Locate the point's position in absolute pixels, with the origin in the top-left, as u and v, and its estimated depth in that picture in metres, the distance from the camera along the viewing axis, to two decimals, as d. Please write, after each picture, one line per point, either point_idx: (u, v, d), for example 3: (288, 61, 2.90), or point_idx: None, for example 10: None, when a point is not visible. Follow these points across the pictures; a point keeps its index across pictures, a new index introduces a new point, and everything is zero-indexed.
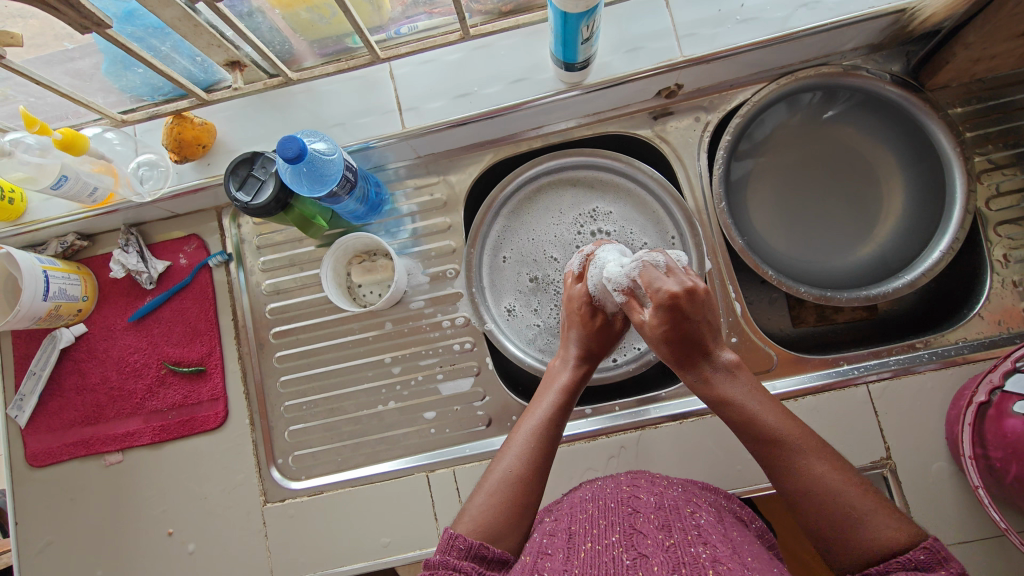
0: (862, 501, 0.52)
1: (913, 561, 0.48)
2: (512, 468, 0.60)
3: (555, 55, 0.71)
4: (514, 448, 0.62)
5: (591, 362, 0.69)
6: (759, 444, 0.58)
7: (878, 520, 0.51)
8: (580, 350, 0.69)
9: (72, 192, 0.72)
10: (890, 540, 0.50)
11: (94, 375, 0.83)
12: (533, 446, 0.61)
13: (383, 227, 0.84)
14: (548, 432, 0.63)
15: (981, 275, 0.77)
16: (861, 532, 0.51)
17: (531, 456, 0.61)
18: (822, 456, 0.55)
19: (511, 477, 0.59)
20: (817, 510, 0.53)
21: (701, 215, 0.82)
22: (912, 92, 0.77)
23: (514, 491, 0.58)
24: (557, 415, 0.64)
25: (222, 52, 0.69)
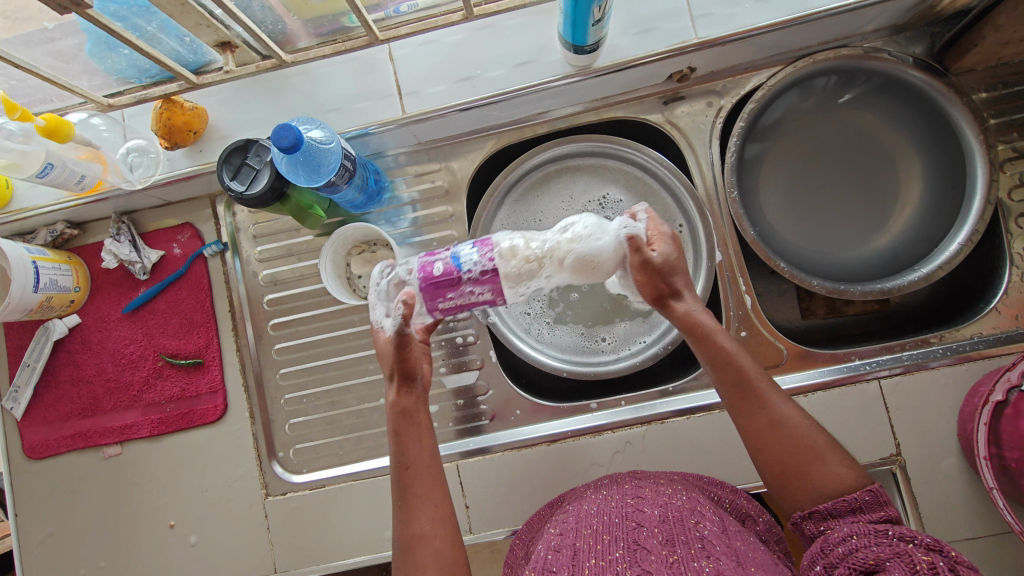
0: (820, 440, 0.55)
1: (857, 502, 0.50)
2: (407, 529, 0.56)
3: (564, 37, 0.67)
4: (415, 509, 0.57)
5: (404, 382, 0.60)
6: (729, 382, 0.59)
7: (833, 459, 0.54)
8: (391, 373, 0.61)
9: (59, 180, 0.69)
10: (842, 478, 0.53)
11: (89, 367, 0.82)
12: (408, 503, 0.57)
13: (383, 216, 0.81)
14: (411, 478, 0.58)
15: (1000, 268, 0.75)
16: (819, 471, 0.54)
17: (418, 511, 0.57)
18: (780, 397, 0.58)
19: (410, 538, 0.56)
20: (774, 448, 0.56)
21: (712, 204, 0.79)
22: (935, 77, 0.73)
23: (423, 557, 0.54)
24: (407, 455, 0.59)
25: (211, 32, 0.65)
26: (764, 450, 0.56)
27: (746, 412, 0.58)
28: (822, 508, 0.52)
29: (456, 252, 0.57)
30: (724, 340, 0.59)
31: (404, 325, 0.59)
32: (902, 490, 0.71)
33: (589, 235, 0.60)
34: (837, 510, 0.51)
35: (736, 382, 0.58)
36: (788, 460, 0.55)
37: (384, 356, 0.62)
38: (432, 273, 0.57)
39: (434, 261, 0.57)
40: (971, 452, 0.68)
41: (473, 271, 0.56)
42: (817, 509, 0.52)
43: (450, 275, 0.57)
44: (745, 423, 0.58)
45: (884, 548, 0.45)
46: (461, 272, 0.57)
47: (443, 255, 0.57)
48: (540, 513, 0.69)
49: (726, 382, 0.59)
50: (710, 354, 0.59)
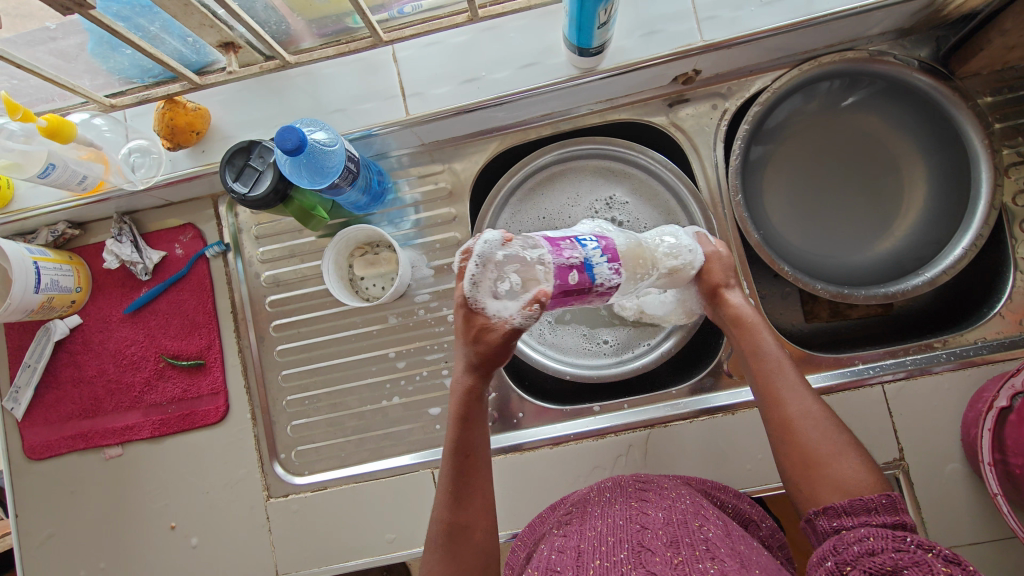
0: (839, 438, 0.56)
1: (873, 503, 0.51)
2: (456, 518, 0.57)
3: (569, 39, 0.67)
4: (466, 498, 0.58)
5: (486, 369, 0.57)
6: (761, 374, 0.62)
7: (847, 459, 0.54)
8: (468, 359, 0.57)
9: (61, 181, 0.69)
10: (856, 476, 0.53)
11: (90, 368, 0.81)
12: (460, 491, 0.58)
13: (386, 217, 0.81)
14: (472, 465, 0.59)
15: (1004, 272, 0.74)
16: (834, 468, 0.54)
17: (466, 503, 0.58)
18: (805, 394, 0.59)
19: (450, 527, 0.57)
20: (795, 443, 0.57)
21: (716, 206, 0.79)
22: (941, 81, 0.73)
23: (466, 546, 0.56)
24: (470, 442, 0.59)
25: (214, 33, 0.65)
26: (787, 443, 0.58)
27: (774, 403, 0.60)
28: (838, 505, 0.52)
29: (591, 259, 0.55)
30: (766, 337, 0.63)
31: (526, 327, 0.52)
32: (905, 495, 0.71)
33: (679, 238, 0.66)
34: (852, 509, 0.51)
35: (769, 372, 0.61)
36: (808, 455, 0.56)
37: (476, 343, 0.55)
38: (568, 282, 0.53)
39: (571, 262, 0.53)
40: (975, 458, 0.68)
41: (606, 282, 0.56)
42: (832, 506, 0.52)
43: (584, 285, 0.54)
44: (770, 415, 0.60)
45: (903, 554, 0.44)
46: (593, 284, 0.55)
47: (578, 261, 0.54)
48: (541, 515, 0.69)
49: (760, 372, 0.62)
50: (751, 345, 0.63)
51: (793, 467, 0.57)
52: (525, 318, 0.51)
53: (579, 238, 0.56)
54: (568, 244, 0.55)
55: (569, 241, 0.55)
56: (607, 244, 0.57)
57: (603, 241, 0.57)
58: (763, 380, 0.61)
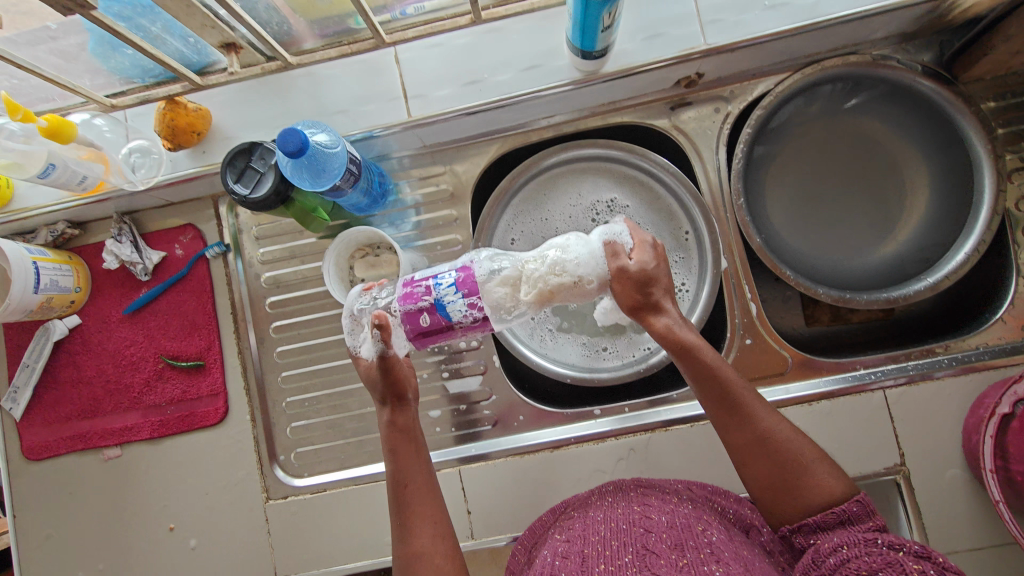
0: (809, 451, 0.55)
1: (845, 513, 0.51)
2: (406, 548, 0.57)
3: (572, 42, 0.67)
4: (409, 527, 0.58)
5: (396, 402, 0.62)
6: (715, 399, 0.58)
7: (821, 469, 0.54)
8: (378, 396, 0.62)
9: (61, 181, 0.68)
10: (832, 487, 0.53)
11: (89, 368, 0.81)
12: (407, 521, 0.58)
13: (387, 219, 0.81)
14: (413, 493, 0.59)
15: (1006, 278, 0.74)
16: (807, 481, 0.54)
17: (416, 529, 0.58)
18: (765, 410, 0.57)
19: (410, 555, 0.56)
20: (762, 460, 0.55)
21: (718, 210, 0.79)
22: (944, 85, 0.73)
23: (423, 571, 0.55)
24: (404, 474, 0.60)
25: (216, 33, 0.65)
26: (749, 462, 0.56)
27: (730, 425, 0.58)
28: (811, 522, 0.52)
29: (442, 299, 0.55)
30: (710, 356, 0.58)
31: (386, 349, 0.58)
32: (906, 501, 0.71)
33: (569, 252, 0.57)
34: (825, 521, 0.51)
35: (721, 398, 0.58)
36: (777, 472, 0.55)
37: (373, 383, 0.62)
38: (420, 325, 0.56)
39: (416, 307, 0.56)
40: (976, 465, 0.67)
41: (463, 319, 0.56)
42: (806, 522, 0.52)
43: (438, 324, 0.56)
44: (730, 438, 0.58)
45: (877, 558, 0.45)
46: (450, 321, 0.56)
47: (428, 304, 0.55)
48: (542, 517, 0.69)
49: (710, 397, 0.58)
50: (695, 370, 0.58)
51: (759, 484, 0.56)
52: (379, 346, 0.58)
53: (433, 278, 0.56)
54: (420, 288, 0.56)
55: (421, 284, 0.56)
56: (462, 277, 0.55)
57: (460, 274, 0.55)
58: (710, 404, 0.58)
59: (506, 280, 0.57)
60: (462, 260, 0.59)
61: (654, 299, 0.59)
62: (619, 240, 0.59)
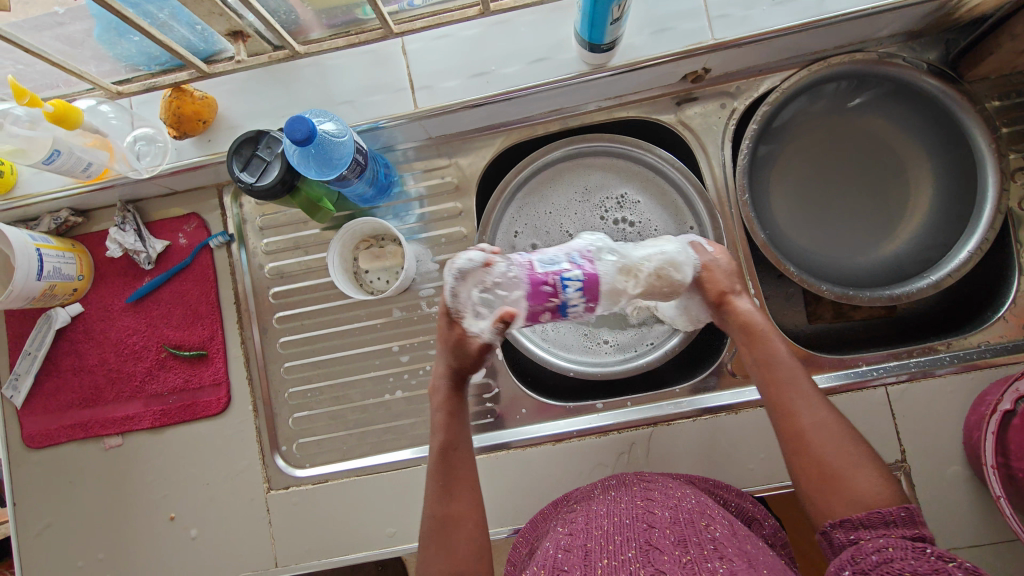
0: (857, 449, 0.55)
1: (891, 515, 0.50)
2: (444, 509, 0.58)
3: (580, 35, 0.67)
4: (455, 488, 0.60)
5: (463, 373, 0.64)
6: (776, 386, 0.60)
7: (867, 470, 0.54)
8: (449, 362, 0.64)
9: (65, 167, 0.68)
10: (874, 488, 0.53)
11: (91, 357, 0.81)
12: (448, 485, 0.60)
13: (391, 210, 0.81)
14: (457, 460, 0.61)
15: (1008, 277, 0.75)
16: (853, 478, 0.53)
17: (455, 496, 0.59)
18: (822, 406, 0.58)
19: (439, 520, 0.58)
20: (811, 451, 0.56)
21: (723, 206, 0.79)
22: (949, 84, 0.73)
23: (461, 535, 0.57)
24: (455, 439, 0.62)
25: (223, 21, 0.64)
26: (799, 452, 0.57)
27: (788, 410, 0.58)
28: (856, 517, 0.51)
29: (569, 299, 0.56)
30: (778, 347, 0.62)
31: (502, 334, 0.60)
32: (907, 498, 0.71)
33: (671, 251, 0.65)
34: (871, 521, 0.51)
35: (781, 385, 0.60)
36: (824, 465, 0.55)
37: (456, 349, 0.63)
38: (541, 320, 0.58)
39: (542, 300, 0.56)
40: (977, 461, 0.68)
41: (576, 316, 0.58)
42: (849, 518, 0.52)
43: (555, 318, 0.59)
44: (782, 426, 0.59)
45: (925, 566, 0.45)
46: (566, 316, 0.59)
47: (554, 304, 0.57)
48: (544, 511, 0.68)
49: (769, 380, 0.61)
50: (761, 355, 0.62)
51: (806, 476, 0.56)
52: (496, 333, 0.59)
53: (562, 276, 0.56)
54: (549, 287, 0.56)
55: (556, 281, 0.56)
56: (590, 279, 0.57)
57: (587, 275, 0.57)
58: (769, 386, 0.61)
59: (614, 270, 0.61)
60: (580, 254, 0.60)
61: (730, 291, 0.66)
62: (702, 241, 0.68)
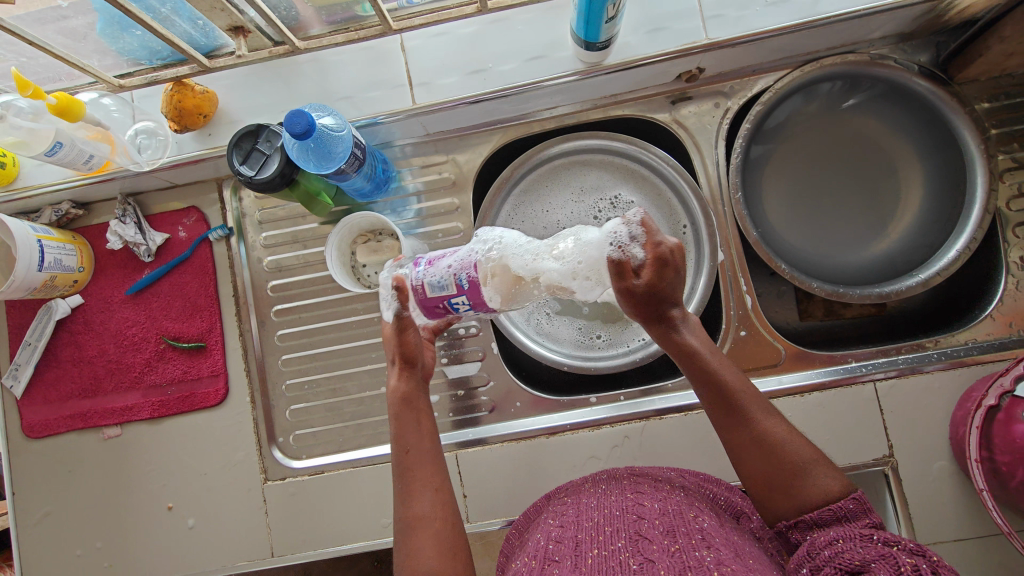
0: (805, 453, 0.56)
1: (841, 511, 0.52)
2: (408, 511, 0.58)
3: (576, 33, 0.68)
4: (411, 491, 0.59)
5: (411, 366, 0.63)
6: (719, 403, 0.59)
7: (820, 473, 0.55)
8: (392, 361, 0.63)
9: (67, 159, 0.69)
10: (828, 489, 0.54)
11: (91, 348, 0.82)
12: (409, 485, 0.59)
13: (389, 206, 0.82)
14: (416, 458, 0.60)
15: (995, 276, 0.76)
16: (807, 484, 0.54)
17: (418, 495, 0.59)
18: (768, 414, 0.58)
19: (407, 520, 0.57)
20: (760, 460, 0.56)
21: (716, 204, 0.80)
22: (939, 85, 0.74)
23: (425, 535, 0.56)
24: (406, 439, 0.61)
25: (224, 16, 0.67)
26: (746, 462, 0.58)
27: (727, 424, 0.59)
28: (809, 517, 0.53)
29: (459, 311, 0.61)
30: (712, 363, 0.60)
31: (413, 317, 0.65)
32: (894, 492, 0.73)
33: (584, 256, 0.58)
34: (822, 519, 0.52)
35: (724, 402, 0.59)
36: (776, 473, 0.56)
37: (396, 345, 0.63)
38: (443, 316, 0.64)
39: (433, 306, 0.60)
40: (962, 455, 0.69)
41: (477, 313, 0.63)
42: (802, 518, 0.53)
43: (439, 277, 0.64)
44: (729, 439, 0.59)
45: (872, 553, 0.46)
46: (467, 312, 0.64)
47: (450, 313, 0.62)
48: (536, 503, 0.69)
49: (709, 397, 0.60)
50: (697, 374, 0.60)
51: (755, 481, 0.57)
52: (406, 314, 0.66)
53: (449, 302, 0.59)
54: (440, 307, 0.60)
55: (444, 305, 0.60)
56: (475, 300, 0.59)
57: (471, 297, 0.58)
58: (711, 403, 0.60)
59: (507, 284, 0.60)
60: (466, 256, 0.58)
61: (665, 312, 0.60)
62: (629, 255, 0.56)
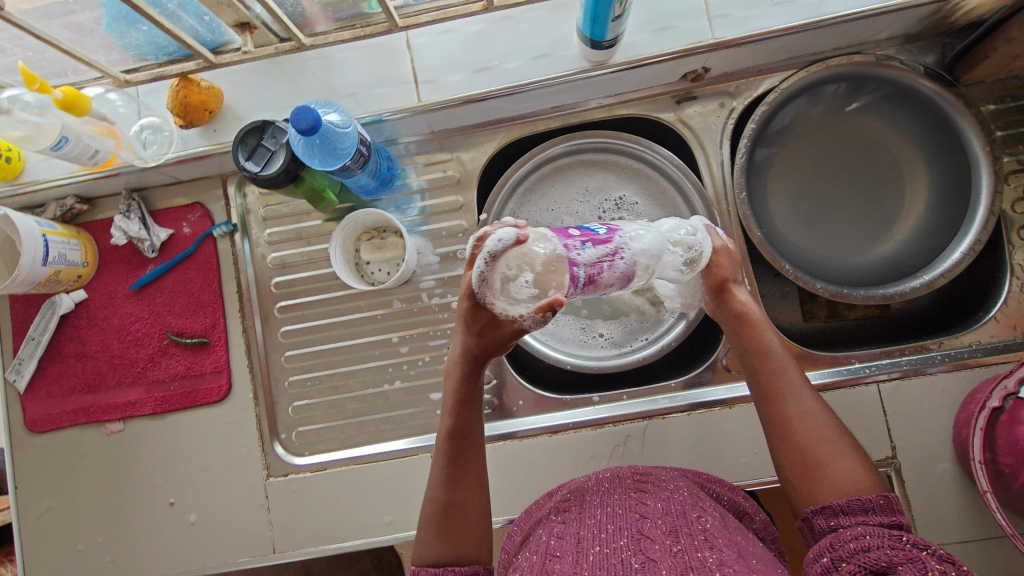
0: (838, 435, 0.57)
1: (869, 504, 0.51)
2: (449, 496, 0.61)
3: (582, 32, 0.68)
4: (456, 479, 0.61)
5: (484, 357, 0.62)
6: (764, 376, 0.63)
7: (847, 458, 0.55)
8: (469, 347, 0.61)
9: (73, 154, 0.69)
10: (856, 474, 0.54)
11: (94, 343, 0.82)
12: (456, 473, 0.62)
13: (393, 203, 0.82)
14: (467, 447, 0.63)
15: (1000, 278, 0.76)
16: (835, 467, 0.55)
17: (461, 484, 0.61)
18: (805, 392, 0.60)
19: (438, 504, 0.60)
20: (799, 436, 0.58)
21: (721, 204, 0.80)
22: (946, 87, 0.74)
23: (457, 522, 0.60)
24: (466, 424, 0.63)
25: (232, 12, 0.67)
26: (786, 437, 0.59)
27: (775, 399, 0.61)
28: (835, 505, 0.52)
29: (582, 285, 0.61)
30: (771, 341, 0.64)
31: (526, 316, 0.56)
32: (897, 493, 0.72)
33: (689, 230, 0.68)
34: (849, 509, 0.52)
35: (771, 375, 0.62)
36: (810, 451, 0.57)
37: (477, 333, 0.59)
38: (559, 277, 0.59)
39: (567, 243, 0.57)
40: (966, 457, 0.69)
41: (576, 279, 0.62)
42: (829, 505, 0.53)
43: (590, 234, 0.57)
44: (771, 412, 0.61)
45: (899, 556, 0.46)
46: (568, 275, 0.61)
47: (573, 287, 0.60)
48: (537, 502, 0.70)
49: (764, 370, 0.63)
50: (756, 348, 0.65)
51: (791, 463, 0.58)
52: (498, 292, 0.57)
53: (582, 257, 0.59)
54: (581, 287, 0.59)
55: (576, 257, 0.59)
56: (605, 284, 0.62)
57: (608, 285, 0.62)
58: (765, 377, 0.63)
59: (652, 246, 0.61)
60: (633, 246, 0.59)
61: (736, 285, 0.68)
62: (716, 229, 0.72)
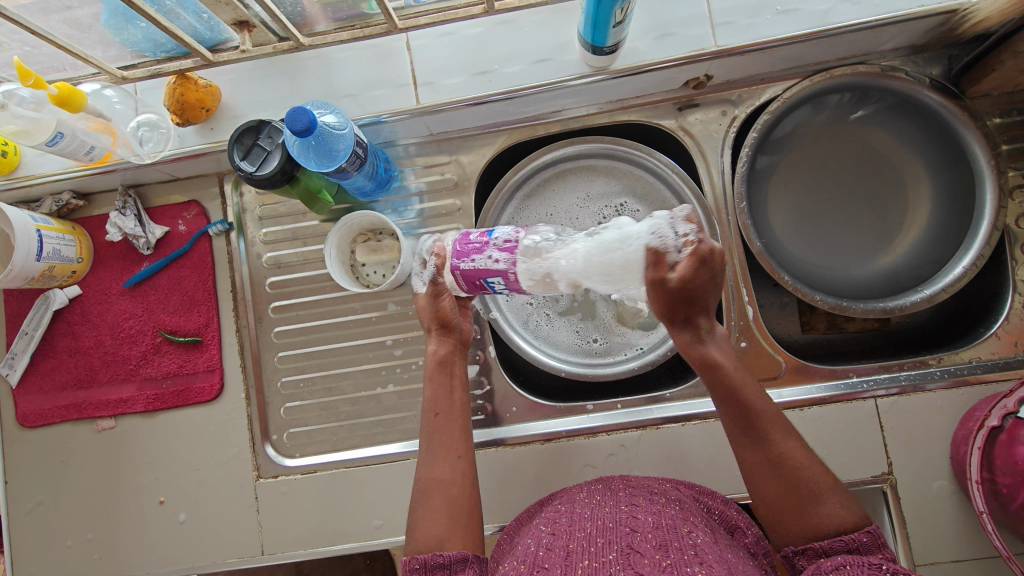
0: (821, 480, 0.54)
1: (855, 542, 0.51)
2: (428, 472, 0.59)
3: (584, 37, 0.67)
4: (428, 456, 0.60)
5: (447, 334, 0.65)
6: (744, 424, 0.57)
7: (832, 501, 0.53)
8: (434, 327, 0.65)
9: (69, 150, 0.69)
10: (839, 517, 0.53)
11: (87, 339, 0.81)
12: (436, 448, 0.61)
13: (390, 205, 0.81)
14: (444, 424, 0.62)
15: (1003, 295, 0.75)
16: (816, 509, 0.53)
17: (439, 458, 0.60)
18: (788, 433, 0.57)
19: (424, 484, 0.59)
20: (777, 483, 0.55)
21: (721, 212, 0.79)
22: (951, 99, 0.73)
23: (427, 503, 0.57)
24: (437, 401, 0.63)
25: (230, 10, 0.65)
26: (762, 485, 0.56)
27: (751, 447, 0.57)
28: (818, 546, 0.52)
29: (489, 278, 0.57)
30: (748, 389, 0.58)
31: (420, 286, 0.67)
32: (892, 511, 0.72)
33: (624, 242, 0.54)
34: (832, 548, 0.51)
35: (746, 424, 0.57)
36: (787, 497, 0.54)
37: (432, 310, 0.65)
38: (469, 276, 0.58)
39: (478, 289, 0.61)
40: (964, 477, 0.68)
41: (499, 238, 0.55)
42: (812, 546, 0.52)
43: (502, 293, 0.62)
44: (745, 457, 0.57)
45: None
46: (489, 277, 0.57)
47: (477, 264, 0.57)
48: (528, 510, 0.69)
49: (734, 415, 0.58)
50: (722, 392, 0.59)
51: (769, 506, 0.56)
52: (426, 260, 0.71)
53: (487, 281, 0.57)
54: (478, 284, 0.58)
55: (479, 283, 0.58)
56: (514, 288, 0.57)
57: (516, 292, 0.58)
58: (736, 424, 0.58)
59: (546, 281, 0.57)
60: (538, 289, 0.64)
61: (699, 325, 0.59)
62: (669, 248, 0.54)
